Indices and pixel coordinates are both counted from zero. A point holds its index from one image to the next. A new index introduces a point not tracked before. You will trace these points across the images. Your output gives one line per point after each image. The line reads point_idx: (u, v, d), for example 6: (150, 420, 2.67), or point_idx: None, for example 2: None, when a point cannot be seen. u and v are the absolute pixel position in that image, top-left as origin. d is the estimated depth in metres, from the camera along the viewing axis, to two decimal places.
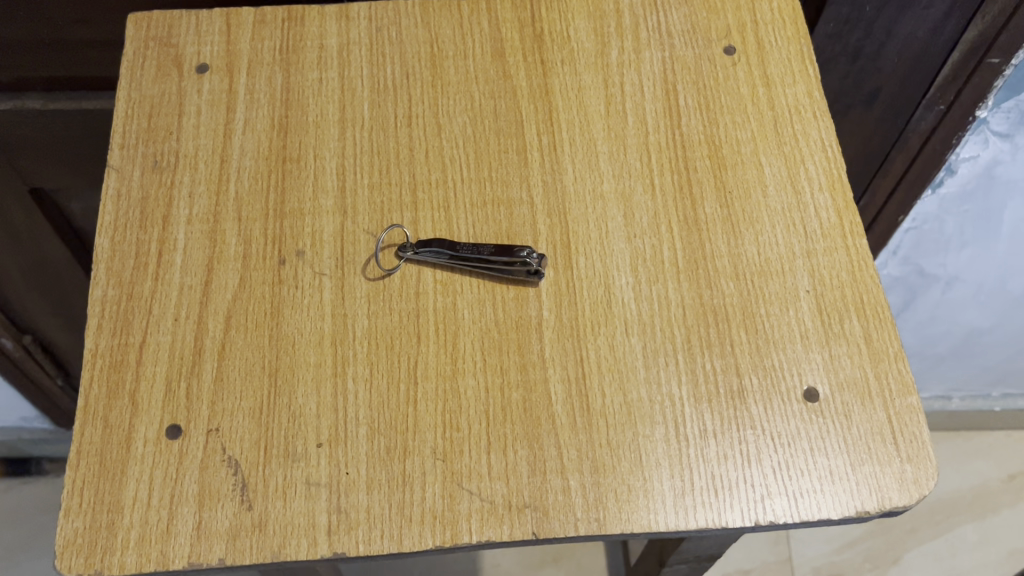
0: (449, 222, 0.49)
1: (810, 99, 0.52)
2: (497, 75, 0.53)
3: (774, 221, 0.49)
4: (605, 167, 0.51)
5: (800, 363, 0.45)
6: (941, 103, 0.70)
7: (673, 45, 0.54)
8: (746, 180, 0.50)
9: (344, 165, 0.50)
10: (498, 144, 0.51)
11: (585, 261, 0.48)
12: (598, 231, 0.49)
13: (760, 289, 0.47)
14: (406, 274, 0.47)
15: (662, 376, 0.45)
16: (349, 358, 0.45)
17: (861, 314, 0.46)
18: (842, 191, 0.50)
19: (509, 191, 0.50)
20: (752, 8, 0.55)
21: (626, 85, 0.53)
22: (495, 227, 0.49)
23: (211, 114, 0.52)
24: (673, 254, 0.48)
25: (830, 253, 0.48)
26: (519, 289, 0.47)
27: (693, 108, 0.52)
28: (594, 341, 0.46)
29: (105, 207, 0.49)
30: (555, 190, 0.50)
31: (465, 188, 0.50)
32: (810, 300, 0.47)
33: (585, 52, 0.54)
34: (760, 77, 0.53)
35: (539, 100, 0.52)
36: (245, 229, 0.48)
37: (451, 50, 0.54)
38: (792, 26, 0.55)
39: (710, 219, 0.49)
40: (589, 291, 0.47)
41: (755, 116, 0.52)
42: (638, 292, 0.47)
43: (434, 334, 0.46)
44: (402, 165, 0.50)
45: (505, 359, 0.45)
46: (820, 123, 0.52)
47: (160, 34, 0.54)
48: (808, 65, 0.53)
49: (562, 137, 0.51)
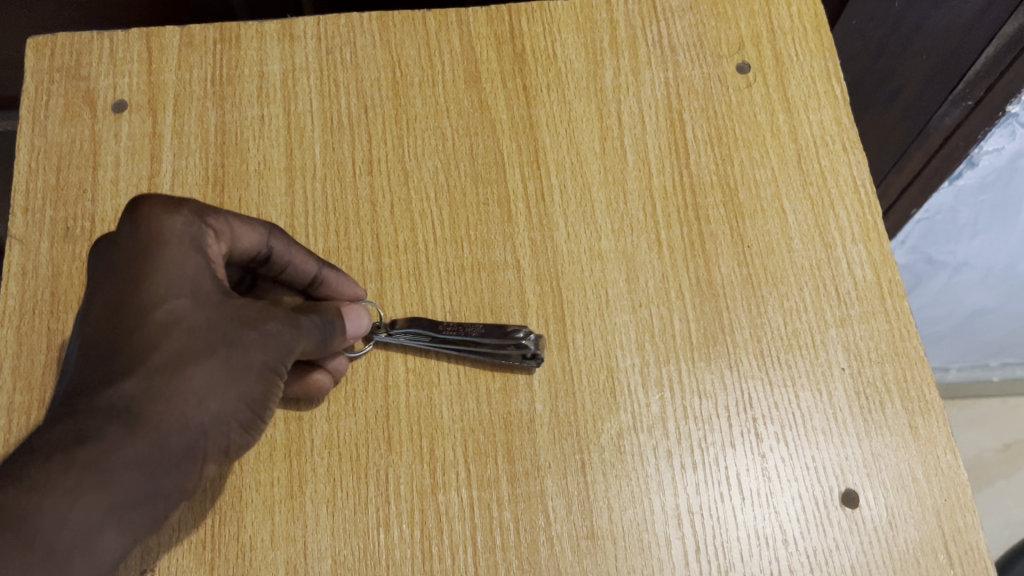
0: (421, 296, 0.41)
1: (838, 126, 0.45)
2: (471, 106, 0.45)
3: (802, 281, 0.42)
4: (602, 219, 0.43)
5: (840, 462, 0.39)
6: (969, 100, 0.61)
7: (678, 63, 0.46)
8: (768, 230, 0.43)
9: (294, 226, 0.42)
10: (477, 195, 0.43)
11: (583, 338, 0.41)
12: (597, 299, 0.41)
13: (786, 366, 0.40)
14: (372, 363, 0.40)
15: (676, 483, 0.38)
16: (308, 475, 0.38)
17: (905, 396, 0.40)
18: (879, 242, 0.43)
19: (491, 253, 0.42)
20: (768, 13, 0.48)
21: (625, 115, 0.45)
22: (476, 300, 0.41)
23: (132, 164, 0.43)
24: (686, 327, 0.41)
25: (868, 321, 0.41)
26: (506, 378, 0.40)
27: (704, 142, 0.45)
28: (597, 441, 0.39)
29: (7, 289, 0.41)
30: (545, 251, 0.42)
31: (439, 251, 0.42)
32: (847, 380, 0.40)
33: (575, 73, 0.46)
34: (780, 101, 0.46)
35: (522, 137, 0.45)
36: None
37: (417, 75, 0.46)
38: (815, 35, 0.47)
39: (727, 283, 0.42)
40: (589, 378, 0.40)
41: (775, 151, 0.45)
42: (646, 375, 0.40)
43: (408, 440, 0.39)
44: (363, 224, 0.43)
45: (493, 468, 0.38)
46: (851, 157, 0.44)
47: (67, 63, 0.46)
48: (835, 85, 0.46)
49: (551, 183, 0.44)
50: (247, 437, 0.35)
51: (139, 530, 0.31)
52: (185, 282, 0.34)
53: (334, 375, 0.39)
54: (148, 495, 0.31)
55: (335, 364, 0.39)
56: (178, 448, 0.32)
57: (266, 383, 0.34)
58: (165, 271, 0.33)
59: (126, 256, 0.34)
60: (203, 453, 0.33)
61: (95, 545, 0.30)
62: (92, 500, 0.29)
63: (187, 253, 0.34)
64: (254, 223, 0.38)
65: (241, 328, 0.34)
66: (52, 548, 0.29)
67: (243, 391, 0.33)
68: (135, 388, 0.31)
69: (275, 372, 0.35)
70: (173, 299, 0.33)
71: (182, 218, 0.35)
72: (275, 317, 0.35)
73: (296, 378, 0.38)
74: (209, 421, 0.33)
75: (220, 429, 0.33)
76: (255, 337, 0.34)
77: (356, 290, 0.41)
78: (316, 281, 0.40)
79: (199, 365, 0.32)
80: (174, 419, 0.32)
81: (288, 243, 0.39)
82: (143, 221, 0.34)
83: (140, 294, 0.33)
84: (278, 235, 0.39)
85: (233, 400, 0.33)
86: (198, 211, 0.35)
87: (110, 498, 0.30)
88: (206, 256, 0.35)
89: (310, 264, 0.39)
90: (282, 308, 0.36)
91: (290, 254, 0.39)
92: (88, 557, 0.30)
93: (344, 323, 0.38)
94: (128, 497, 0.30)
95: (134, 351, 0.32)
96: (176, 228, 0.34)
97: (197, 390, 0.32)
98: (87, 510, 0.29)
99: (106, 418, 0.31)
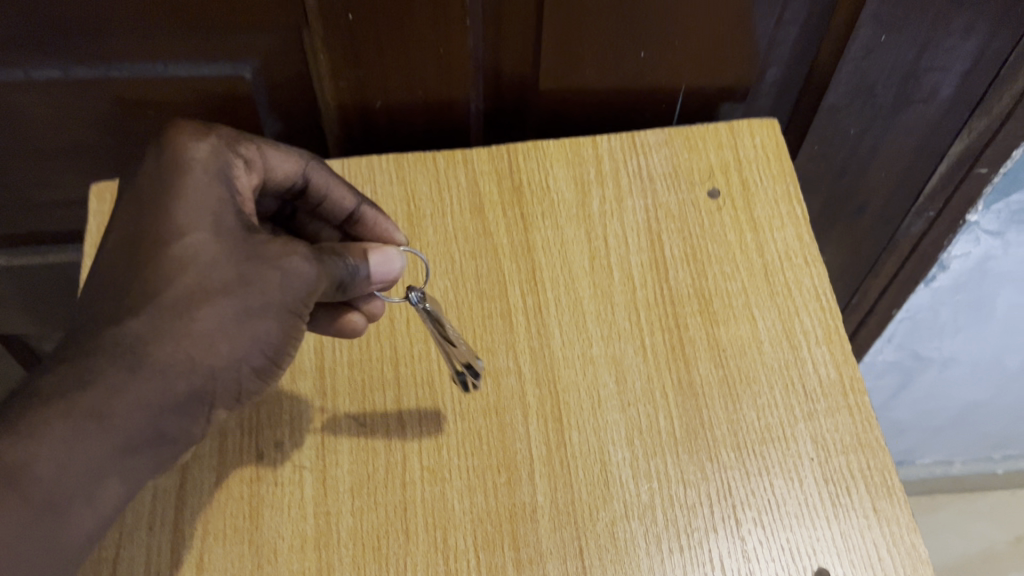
0: (434, 400, 0.47)
1: (800, 242, 0.51)
2: (476, 232, 0.52)
3: (772, 380, 0.47)
4: (593, 328, 0.49)
5: (813, 543, 0.43)
6: (930, 211, 0.69)
7: (656, 191, 0.53)
8: (741, 336, 0.48)
9: (323, 341, 0.49)
10: (481, 309, 0.49)
11: (579, 436, 0.46)
12: (590, 400, 0.47)
13: (761, 457, 0.45)
14: (391, 461, 0.45)
15: (665, 566, 0.42)
16: (335, 563, 0.42)
17: (869, 482, 0.44)
18: (841, 344, 0.48)
19: (495, 360, 0.48)
20: (734, 145, 0.54)
21: (609, 237, 0.52)
22: (483, 402, 0.47)
23: None
24: (670, 424, 0.46)
25: (833, 415, 0.46)
26: (510, 472, 0.45)
27: (680, 259, 0.51)
28: (594, 528, 0.43)
29: None
30: (542, 357, 0.48)
31: (449, 360, 0.48)
32: (815, 467, 0.45)
33: (566, 203, 0.53)
34: (746, 222, 0.52)
35: (521, 258, 0.51)
36: (221, 422, 0.47)
37: (428, 208, 0.53)
38: (776, 163, 0.54)
39: (706, 384, 0.47)
40: (584, 471, 0.45)
41: (744, 265, 0.51)
42: (636, 468, 0.45)
43: (424, 530, 0.43)
44: (383, 338, 0.49)
45: (500, 555, 0.43)
46: (812, 269, 0.50)
47: None
48: (796, 207, 0.52)
49: (547, 297, 0.50)
50: (258, 377, 0.42)
51: (136, 469, 0.39)
52: (207, 215, 0.40)
53: (365, 319, 0.47)
54: (152, 437, 0.39)
55: (370, 307, 0.47)
56: (182, 392, 0.38)
57: (279, 326, 0.41)
58: (192, 198, 0.40)
59: (158, 178, 0.41)
60: (209, 393, 0.40)
61: (93, 489, 0.37)
62: (92, 446, 0.37)
63: (213, 183, 0.41)
64: (293, 157, 0.47)
65: (261, 267, 0.40)
66: (52, 493, 0.36)
67: (257, 333, 0.40)
68: (144, 327, 0.38)
69: (291, 311, 0.41)
70: (196, 231, 0.39)
71: (211, 146, 0.42)
72: (297, 255, 0.41)
73: (336, 315, 0.46)
74: (218, 363, 0.39)
75: (229, 370, 0.40)
76: (274, 275, 0.40)
77: (389, 227, 0.50)
78: (355, 213, 0.50)
79: (213, 305, 0.39)
80: (181, 361, 0.38)
81: (327, 177, 0.49)
82: (175, 148, 0.42)
83: (169, 224, 0.40)
84: (314, 166, 0.48)
85: (246, 342, 0.40)
86: (232, 145, 0.43)
87: (109, 443, 0.37)
88: (236, 185, 0.43)
89: (348, 198, 0.49)
90: (303, 250, 0.41)
91: (330, 187, 0.49)
92: (92, 492, 0.37)
93: (369, 269, 0.45)
94: (130, 439, 0.38)
95: (152, 289, 0.38)
96: (206, 154, 0.42)
97: (207, 331, 0.39)
98: (86, 454, 0.37)
99: (110, 361, 0.37)
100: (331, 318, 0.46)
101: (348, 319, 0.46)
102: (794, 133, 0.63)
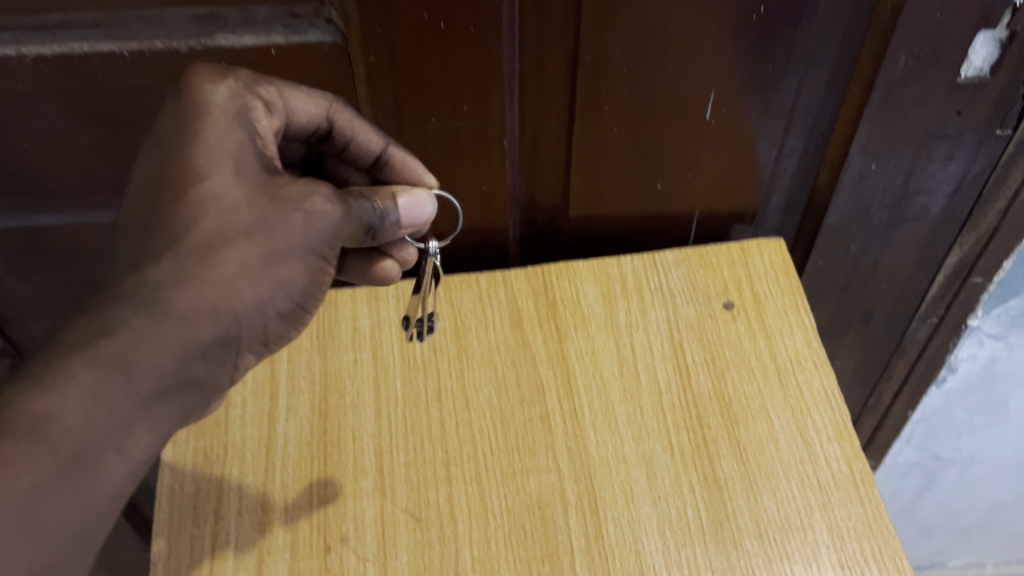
0: (483, 496, 0.52)
1: (809, 348, 0.57)
2: (516, 343, 0.58)
3: (789, 475, 0.52)
4: (624, 429, 0.54)
5: None
6: (933, 317, 0.74)
7: (676, 304, 0.59)
8: (759, 434, 0.53)
9: (381, 445, 0.54)
10: (523, 412, 0.55)
11: (615, 528, 0.50)
12: (623, 495, 0.51)
13: (783, 545, 0.49)
14: (445, 553, 0.50)
15: None
16: None
17: (883, 568, 0.48)
18: (851, 441, 0.53)
19: (536, 459, 0.53)
20: (745, 263, 0.61)
21: (636, 345, 0.57)
22: (527, 497, 0.52)
23: (255, 405, 0.56)
24: (698, 516, 0.51)
25: (846, 504, 0.51)
26: (553, 562, 0.49)
27: (701, 365, 0.56)
28: None
29: (161, 505, 0.52)
30: (579, 456, 0.53)
31: (495, 460, 0.53)
32: (832, 554, 0.49)
33: (595, 316, 0.59)
34: (760, 331, 0.58)
35: (557, 366, 0.57)
36: (292, 521, 0.51)
37: (472, 322, 0.59)
38: (783, 277, 0.60)
39: (729, 478, 0.52)
40: (621, 560, 0.49)
41: (759, 368, 0.56)
42: (668, 557, 0.49)
43: None
44: (434, 440, 0.54)
45: None
46: (821, 372, 0.56)
47: None
48: (804, 316, 0.58)
49: (581, 402, 0.55)
50: (280, 315, 0.46)
51: (162, 414, 0.43)
52: (225, 162, 0.42)
53: (396, 265, 0.57)
54: (177, 380, 0.43)
55: (403, 255, 0.57)
56: (207, 334, 0.43)
57: (300, 269, 0.45)
58: (212, 144, 0.42)
59: (176, 121, 0.43)
60: (233, 332, 0.44)
61: (120, 439, 0.41)
62: (117, 396, 0.40)
63: (230, 127, 0.43)
64: (315, 100, 0.49)
65: (283, 208, 0.44)
66: (80, 441, 0.40)
67: (280, 276, 0.44)
68: (165, 275, 0.41)
69: (313, 253, 0.45)
70: (218, 174, 0.42)
71: (227, 88, 0.43)
72: (318, 197, 0.45)
73: (373, 263, 0.56)
74: (242, 308, 0.44)
75: (250, 314, 0.44)
76: (296, 216, 0.44)
77: (416, 174, 0.53)
78: (382, 156, 0.52)
79: (235, 247, 0.42)
80: (205, 305, 0.42)
81: (351, 119, 0.50)
82: (190, 92, 0.43)
83: (190, 169, 0.42)
84: (337, 107, 0.49)
85: (269, 286, 0.44)
86: (247, 87, 0.44)
87: (132, 391, 0.41)
88: (254, 128, 0.44)
89: (375, 141, 0.51)
90: (325, 194, 0.45)
91: (355, 130, 0.51)
92: (119, 439, 0.41)
93: (398, 216, 0.50)
94: (154, 385, 0.42)
95: (174, 238, 0.41)
96: (221, 97, 0.43)
97: (229, 277, 0.43)
98: (110, 398, 0.40)
99: (131, 310, 0.41)
100: (369, 264, 0.56)
101: (382, 266, 0.56)
102: (800, 250, 0.69)
